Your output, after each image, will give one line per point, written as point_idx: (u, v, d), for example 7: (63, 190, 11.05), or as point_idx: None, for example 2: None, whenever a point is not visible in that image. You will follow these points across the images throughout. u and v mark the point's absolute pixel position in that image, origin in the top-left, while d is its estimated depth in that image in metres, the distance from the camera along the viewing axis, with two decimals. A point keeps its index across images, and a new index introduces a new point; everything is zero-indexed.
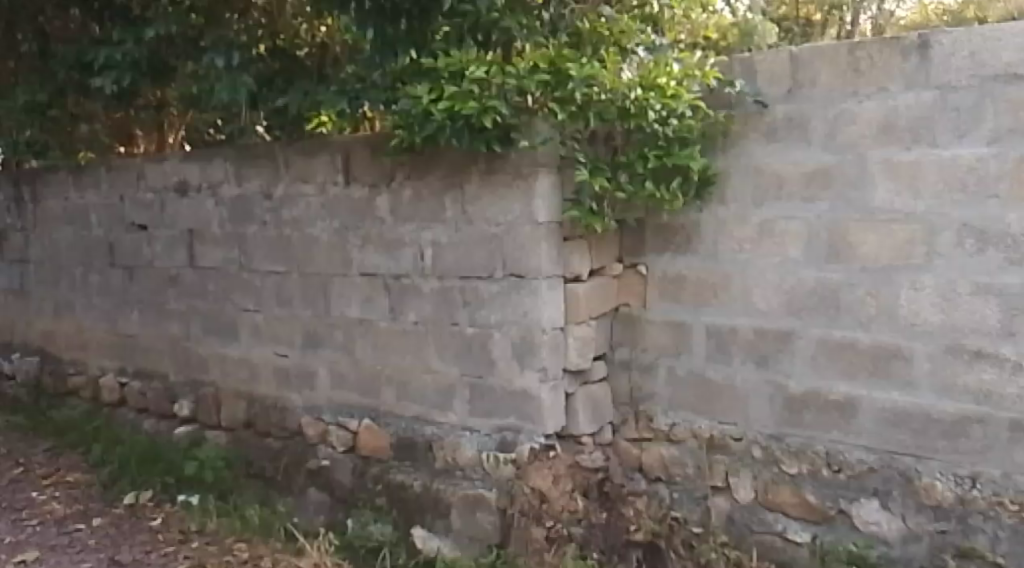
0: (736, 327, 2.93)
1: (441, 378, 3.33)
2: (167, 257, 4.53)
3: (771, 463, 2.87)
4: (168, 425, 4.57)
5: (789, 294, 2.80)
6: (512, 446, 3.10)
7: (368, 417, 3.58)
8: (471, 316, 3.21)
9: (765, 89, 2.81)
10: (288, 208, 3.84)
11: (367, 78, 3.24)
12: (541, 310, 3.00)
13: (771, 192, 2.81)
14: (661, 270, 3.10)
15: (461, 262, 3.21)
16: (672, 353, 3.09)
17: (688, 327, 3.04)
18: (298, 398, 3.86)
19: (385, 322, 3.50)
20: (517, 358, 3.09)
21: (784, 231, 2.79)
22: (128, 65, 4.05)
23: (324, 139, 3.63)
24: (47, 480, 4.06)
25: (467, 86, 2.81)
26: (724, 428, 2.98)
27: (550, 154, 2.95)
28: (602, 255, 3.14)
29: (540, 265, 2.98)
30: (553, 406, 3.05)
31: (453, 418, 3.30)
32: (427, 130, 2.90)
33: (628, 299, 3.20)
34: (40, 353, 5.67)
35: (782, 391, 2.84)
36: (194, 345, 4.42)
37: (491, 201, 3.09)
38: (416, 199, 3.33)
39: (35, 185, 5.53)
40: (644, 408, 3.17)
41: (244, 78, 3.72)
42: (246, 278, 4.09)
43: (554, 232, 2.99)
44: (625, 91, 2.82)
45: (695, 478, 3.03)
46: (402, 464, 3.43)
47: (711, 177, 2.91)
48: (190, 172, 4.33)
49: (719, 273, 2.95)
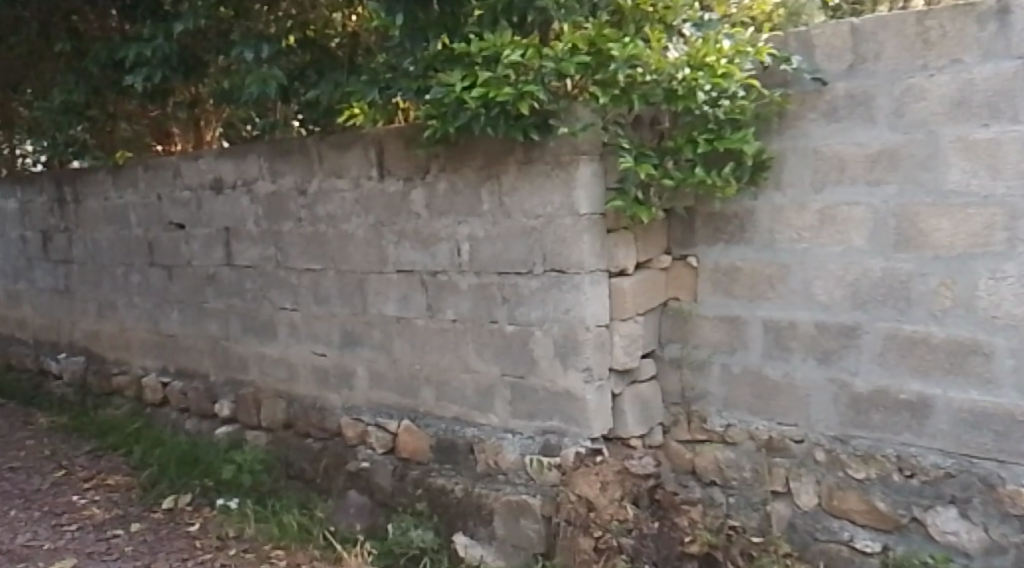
0: (795, 322, 2.73)
1: (481, 377, 3.19)
2: (204, 255, 4.47)
3: (835, 466, 2.68)
4: (209, 425, 4.50)
5: (852, 286, 2.60)
6: (557, 450, 2.95)
7: (407, 418, 3.46)
8: (511, 314, 3.06)
9: (824, 64, 2.61)
10: (322, 204, 3.73)
11: (398, 67, 3.06)
12: (584, 308, 2.85)
13: (832, 176, 2.61)
14: (713, 262, 2.91)
15: (500, 257, 3.06)
16: (726, 350, 2.91)
17: (743, 322, 2.85)
18: (337, 399, 3.76)
19: (423, 320, 3.37)
20: (559, 357, 2.94)
21: (848, 217, 2.59)
22: (158, 61, 3.97)
23: (358, 132, 3.50)
24: (88, 483, 4.02)
25: (502, 71, 2.65)
26: (784, 429, 2.79)
27: (592, 141, 2.77)
28: (649, 246, 2.96)
29: (583, 259, 2.82)
30: (598, 407, 2.90)
31: (495, 419, 3.16)
32: (462, 120, 2.77)
33: (678, 293, 3.02)
34: (85, 353, 5.67)
35: (846, 390, 2.65)
36: (233, 344, 4.35)
37: (530, 192, 2.93)
38: (452, 191, 3.19)
39: (76, 185, 5.52)
40: (696, 409, 2.99)
41: (274, 71, 3.58)
42: (283, 276, 3.99)
43: (598, 224, 2.82)
44: (672, 72, 2.64)
45: (752, 482, 2.84)
46: (442, 467, 3.30)
47: (765, 160, 2.72)
48: (225, 169, 4.24)
49: (775, 264, 2.75)
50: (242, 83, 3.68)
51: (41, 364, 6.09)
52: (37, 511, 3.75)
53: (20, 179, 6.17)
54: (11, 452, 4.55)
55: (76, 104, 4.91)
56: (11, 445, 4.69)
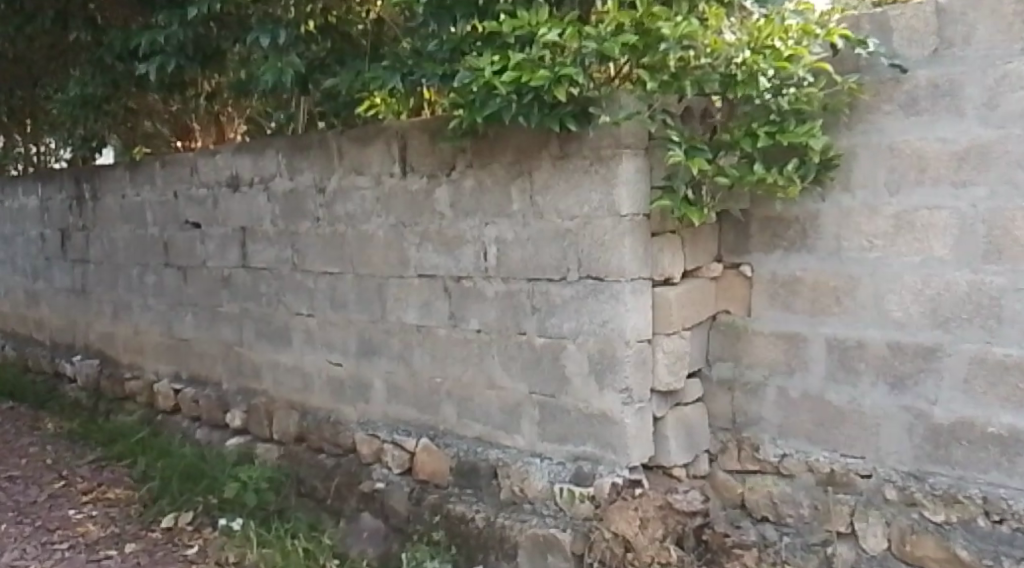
0: (864, 341, 2.41)
1: (507, 395, 2.90)
2: (219, 256, 4.23)
3: (908, 506, 2.34)
4: (220, 436, 4.26)
5: (932, 302, 2.27)
6: (590, 480, 2.65)
7: (426, 436, 3.18)
8: (541, 325, 2.76)
9: (903, 49, 2.29)
10: (341, 202, 3.47)
11: (422, 51, 2.80)
12: (624, 320, 2.54)
13: (911, 176, 2.29)
14: (770, 272, 2.59)
15: (530, 262, 2.77)
16: (784, 371, 2.59)
17: (804, 340, 2.53)
18: (353, 412, 3.51)
19: (445, 329, 3.09)
20: (595, 375, 2.63)
21: (928, 223, 2.26)
22: (173, 49, 3.74)
23: (380, 125, 3.23)
24: (87, 497, 3.78)
25: (538, 52, 2.38)
26: (848, 462, 2.47)
27: (636, 133, 2.47)
28: (698, 253, 2.65)
29: (623, 266, 2.52)
30: (639, 433, 2.59)
31: (522, 441, 2.87)
32: (491, 108, 2.49)
33: (729, 306, 2.71)
34: (100, 356, 5.47)
35: (923, 420, 2.32)
36: (248, 351, 4.10)
37: (565, 191, 2.64)
38: (479, 189, 2.90)
39: (94, 182, 5.32)
40: (747, 435, 2.68)
41: (293, 60, 3.31)
42: (299, 279, 3.74)
43: (641, 226, 2.51)
44: (731, 54, 2.34)
45: (810, 520, 2.50)
46: (463, 493, 3.01)
47: (832, 158, 2.41)
48: (242, 166, 4.00)
49: (842, 275, 2.43)
50: (258, 71, 3.41)
51: (57, 366, 5.90)
52: (29, 526, 3.50)
53: (41, 176, 6.01)
54: (12, 460, 4.33)
55: (94, 97, 4.73)
56: (14, 452, 4.47)
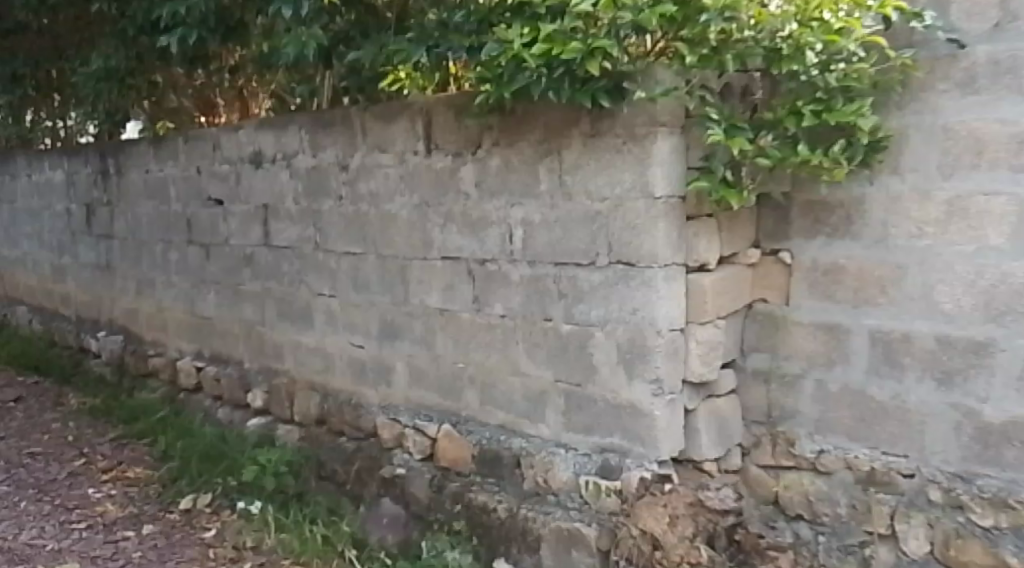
0: (911, 333, 2.28)
1: (531, 382, 2.80)
2: (242, 234, 4.16)
3: (953, 508, 2.21)
4: (241, 416, 4.21)
5: (985, 294, 2.13)
6: (617, 473, 2.55)
7: (448, 423, 3.09)
8: (568, 311, 2.66)
9: (962, 22, 2.14)
10: (364, 181, 3.37)
11: (448, 23, 2.72)
12: (655, 307, 2.42)
13: (966, 159, 2.14)
14: (811, 260, 2.46)
15: (558, 245, 2.66)
16: (823, 364, 2.46)
17: (845, 332, 2.40)
18: (374, 396, 3.44)
19: (469, 313, 2.99)
20: (624, 365, 2.52)
21: (983, 210, 2.12)
22: (195, 21, 3.67)
23: (404, 101, 3.13)
24: (106, 476, 3.75)
25: (570, 23, 2.26)
26: (890, 461, 2.34)
27: (673, 110, 2.34)
28: (735, 238, 2.53)
29: (656, 250, 2.40)
30: (669, 426, 2.48)
31: (546, 431, 2.77)
32: (519, 83, 2.39)
33: (766, 294, 2.58)
34: (124, 332, 5.45)
35: (972, 418, 2.19)
36: (269, 331, 4.04)
37: (596, 171, 2.52)
38: (506, 168, 2.79)
39: (118, 157, 5.27)
40: (782, 430, 2.56)
41: (314, 32, 3.20)
42: (321, 258, 3.65)
43: (676, 210, 2.39)
44: (777, 27, 2.22)
45: (848, 520, 2.39)
46: (485, 482, 2.92)
47: (881, 140, 2.26)
48: (265, 142, 3.92)
49: (888, 264, 2.30)
50: (280, 43, 3.30)
51: (82, 341, 5.89)
52: (48, 504, 3.47)
53: (67, 150, 5.98)
54: (34, 436, 4.31)
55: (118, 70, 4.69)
56: (37, 428, 4.46)
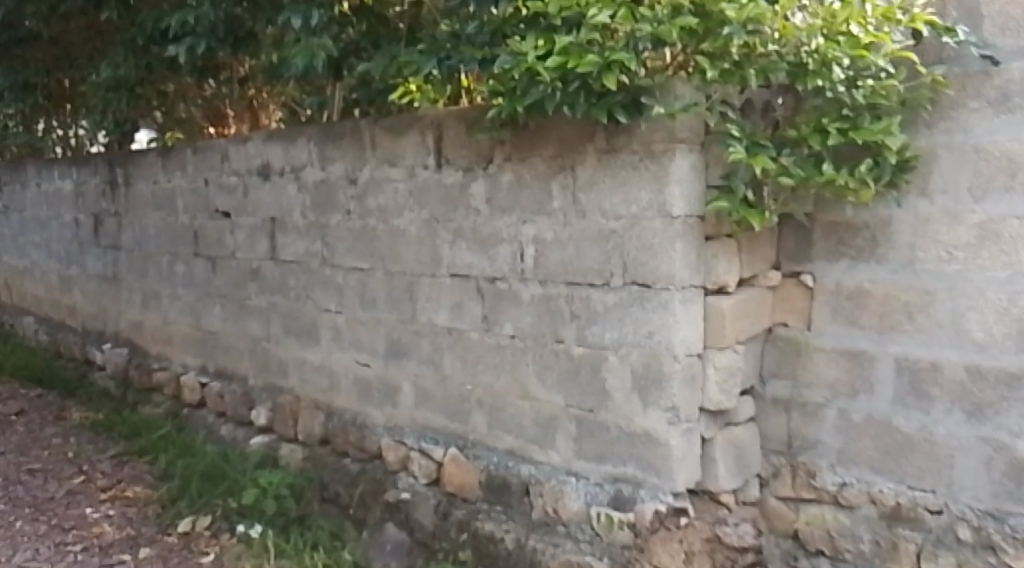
0: (939, 363, 2.17)
1: (541, 406, 2.70)
2: (248, 248, 4.09)
3: (984, 549, 2.10)
4: (245, 434, 4.13)
5: (1018, 323, 2.02)
6: (630, 505, 2.44)
7: (455, 446, 3.00)
8: (580, 333, 2.56)
9: (996, 38, 2.03)
10: (373, 195, 3.29)
11: (460, 34, 2.64)
12: (672, 331, 2.32)
13: (1000, 180, 2.04)
14: (834, 283, 2.35)
15: (571, 264, 2.56)
16: (846, 393, 2.36)
17: (870, 359, 2.29)
18: (380, 416, 3.34)
19: (478, 333, 2.90)
20: (638, 391, 2.42)
21: (1017, 234, 2.01)
22: (204, 30, 3.59)
23: (415, 113, 3.05)
24: (105, 495, 3.66)
25: (587, 35, 2.17)
26: (916, 496, 2.23)
27: (693, 126, 2.25)
28: (755, 260, 2.42)
29: (673, 271, 2.30)
30: (684, 456, 2.37)
31: (556, 457, 2.67)
32: (533, 96, 2.31)
33: (787, 318, 2.48)
34: (130, 345, 5.38)
35: (1003, 453, 2.08)
36: (274, 347, 3.95)
37: (611, 189, 2.43)
38: (517, 184, 2.70)
39: (127, 167, 5.22)
40: (803, 461, 2.45)
41: (323, 42, 3.09)
42: (328, 273, 3.57)
43: (695, 230, 2.30)
44: (802, 41, 2.13)
45: (871, 558, 2.28)
46: (492, 509, 2.82)
47: (909, 159, 2.17)
48: (273, 154, 3.84)
49: (915, 289, 2.19)
50: (289, 53, 3.22)
51: (88, 353, 5.83)
52: (44, 524, 3.39)
53: (77, 160, 5.93)
54: (34, 452, 4.24)
55: (127, 80, 4.62)
56: (37, 443, 4.38)
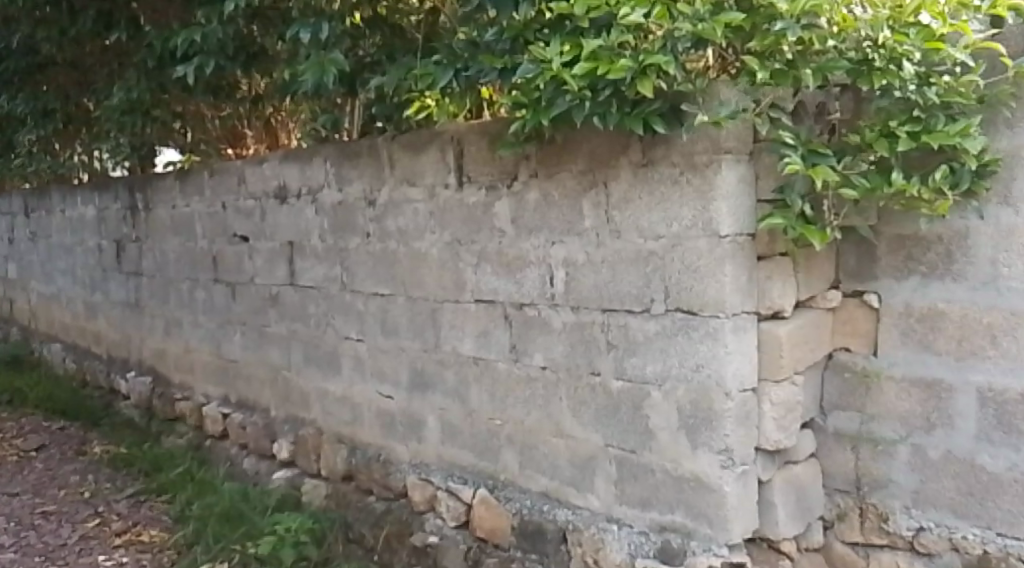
0: None
1: (577, 446, 2.46)
2: (267, 273, 3.90)
3: None
4: (267, 467, 3.94)
5: None
6: (679, 557, 2.19)
7: (484, 487, 2.77)
8: (618, 366, 2.32)
9: None
10: (393, 217, 3.09)
11: (479, 42, 2.43)
12: (723, 364, 2.08)
13: None
14: (902, 304, 2.09)
15: (606, 290, 2.33)
16: (921, 427, 2.09)
17: (947, 390, 2.03)
18: (406, 451, 3.13)
19: (506, 364, 2.67)
20: (685, 431, 2.18)
21: None
22: (213, 49, 3.43)
23: (433, 129, 2.84)
24: (119, 540, 3.49)
25: (618, 37, 1.95)
26: (1007, 544, 1.96)
27: (740, 134, 2.01)
28: (812, 280, 2.17)
29: (722, 296, 2.06)
30: (740, 502, 2.12)
31: (596, 501, 2.43)
32: (558, 107, 2.09)
33: (848, 342, 2.22)
34: (153, 373, 5.22)
35: None
36: (295, 376, 3.76)
37: (648, 206, 2.19)
38: (545, 202, 2.48)
39: (146, 192, 5.08)
40: (873, 502, 2.18)
41: (336, 57, 2.89)
42: (348, 299, 3.37)
43: (745, 249, 2.06)
44: (864, 34, 1.89)
45: None
46: (527, 558, 2.59)
47: (988, 164, 1.91)
48: (290, 175, 3.66)
49: (999, 310, 1.93)
50: (299, 69, 3.03)
51: (113, 382, 5.69)
52: None
53: (98, 185, 5.81)
54: (50, 493, 4.09)
55: (141, 103, 4.47)
56: (55, 482, 4.23)
